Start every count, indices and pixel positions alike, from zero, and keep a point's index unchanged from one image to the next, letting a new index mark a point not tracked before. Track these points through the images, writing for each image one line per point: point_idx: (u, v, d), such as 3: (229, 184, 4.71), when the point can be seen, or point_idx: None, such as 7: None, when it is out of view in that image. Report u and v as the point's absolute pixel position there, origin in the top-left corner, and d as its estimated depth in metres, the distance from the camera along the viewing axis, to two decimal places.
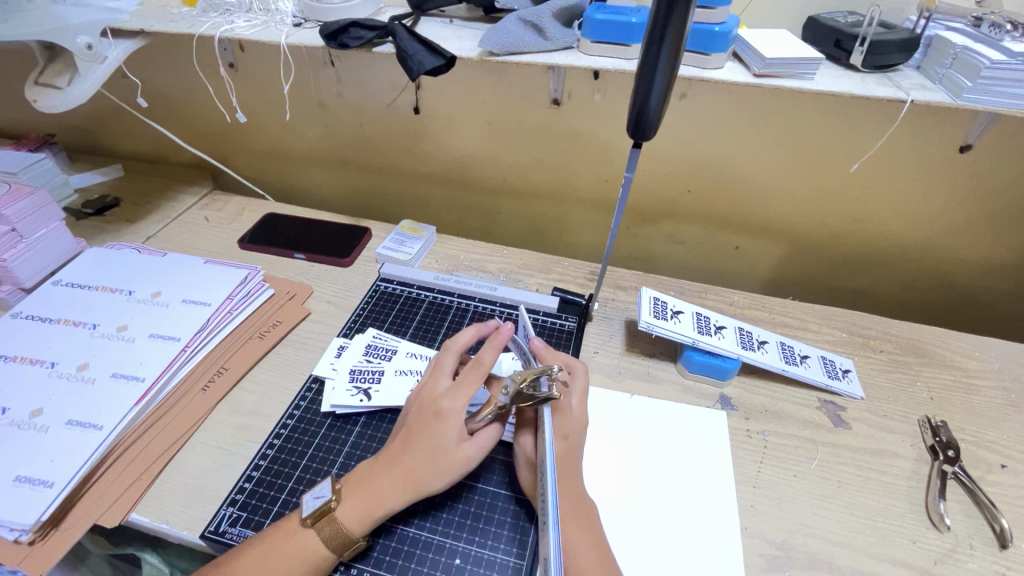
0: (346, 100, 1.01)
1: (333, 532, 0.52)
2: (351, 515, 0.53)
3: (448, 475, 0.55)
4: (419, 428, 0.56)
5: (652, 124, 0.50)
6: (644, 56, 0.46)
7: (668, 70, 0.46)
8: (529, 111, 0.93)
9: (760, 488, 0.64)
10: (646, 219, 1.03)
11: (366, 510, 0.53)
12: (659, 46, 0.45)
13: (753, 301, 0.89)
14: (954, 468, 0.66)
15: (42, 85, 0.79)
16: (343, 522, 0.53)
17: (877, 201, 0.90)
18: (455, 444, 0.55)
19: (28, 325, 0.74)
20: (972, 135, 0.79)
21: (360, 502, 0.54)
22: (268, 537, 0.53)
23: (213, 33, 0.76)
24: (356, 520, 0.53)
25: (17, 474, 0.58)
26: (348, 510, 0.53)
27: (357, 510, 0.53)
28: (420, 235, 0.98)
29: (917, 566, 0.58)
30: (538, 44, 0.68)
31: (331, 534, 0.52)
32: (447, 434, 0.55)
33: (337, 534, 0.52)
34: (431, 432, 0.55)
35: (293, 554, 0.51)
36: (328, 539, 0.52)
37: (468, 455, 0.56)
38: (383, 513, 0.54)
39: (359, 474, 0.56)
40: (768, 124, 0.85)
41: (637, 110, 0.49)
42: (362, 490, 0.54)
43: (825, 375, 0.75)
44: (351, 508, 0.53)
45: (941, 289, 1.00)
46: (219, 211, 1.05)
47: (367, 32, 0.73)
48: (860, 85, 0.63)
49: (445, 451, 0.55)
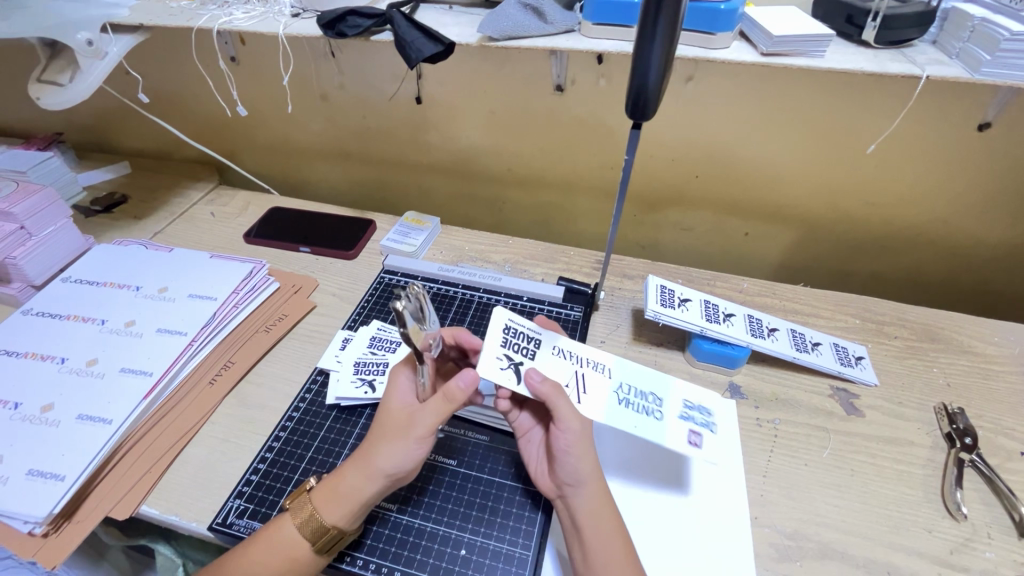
0: (347, 92, 1.00)
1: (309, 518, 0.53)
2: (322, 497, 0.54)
3: (395, 442, 0.53)
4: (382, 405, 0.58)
5: (651, 104, 0.49)
6: (639, 36, 0.44)
7: (665, 49, 0.45)
8: (532, 97, 0.92)
9: (771, 478, 0.63)
10: (653, 207, 1.01)
11: (333, 488, 0.53)
12: (654, 25, 0.43)
13: (763, 288, 0.88)
14: (972, 456, 0.64)
15: (44, 83, 0.80)
16: (320, 516, 0.52)
17: (891, 183, 0.88)
18: (401, 413, 0.55)
19: (40, 321, 0.75)
20: (991, 113, 0.76)
21: (329, 484, 0.54)
22: (255, 542, 0.52)
23: (212, 26, 0.75)
24: (326, 505, 0.53)
25: (30, 468, 0.59)
26: (321, 502, 0.53)
27: (327, 492, 0.54)
28: (424, 227, 0.97)
29: (933, 555, 0.57)
30: (538, 28, 0.67)
31: (305, 519, 0.53)
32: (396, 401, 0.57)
33: (310, 519, 0.53)
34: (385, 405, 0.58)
35: (273, 541, 0.52)
36: (304, 525, 0.52)
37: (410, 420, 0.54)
38: (349, 497, 0.53)
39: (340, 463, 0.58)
40: (778, 106, 0.83)
41: (635, 92, 0.48)
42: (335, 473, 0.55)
43: (838, 363, 0.74)
44: (323, 489, 0.54)
45: (959, 273, 0.97)
46: (225, 207, 1.05)
47: (366, 20, 0.72)
48: (872, 61, 0.61)
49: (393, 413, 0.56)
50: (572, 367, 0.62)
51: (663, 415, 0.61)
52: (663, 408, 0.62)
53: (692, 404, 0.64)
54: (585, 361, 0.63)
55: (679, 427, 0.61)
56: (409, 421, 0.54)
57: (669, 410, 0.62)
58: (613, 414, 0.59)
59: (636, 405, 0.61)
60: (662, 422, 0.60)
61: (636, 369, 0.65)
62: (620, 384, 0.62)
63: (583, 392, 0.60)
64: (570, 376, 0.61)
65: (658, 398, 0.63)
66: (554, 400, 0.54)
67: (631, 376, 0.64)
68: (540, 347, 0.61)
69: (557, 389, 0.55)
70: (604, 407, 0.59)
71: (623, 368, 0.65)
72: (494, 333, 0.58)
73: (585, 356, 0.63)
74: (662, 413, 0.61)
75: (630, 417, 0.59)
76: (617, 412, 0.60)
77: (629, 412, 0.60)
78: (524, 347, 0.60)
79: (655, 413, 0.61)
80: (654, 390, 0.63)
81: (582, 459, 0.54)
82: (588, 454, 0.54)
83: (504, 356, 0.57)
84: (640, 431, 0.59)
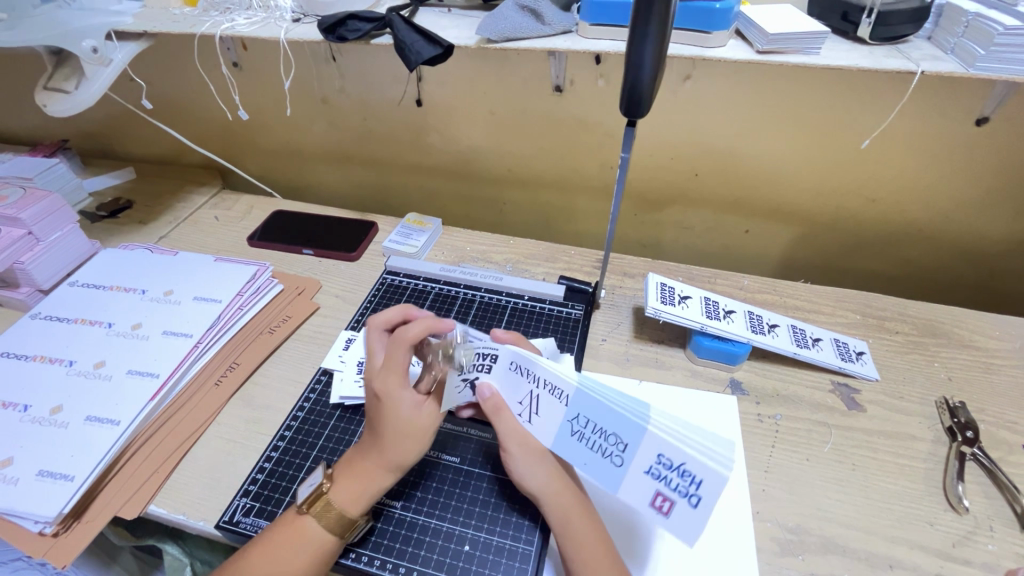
0: (349, 95, 1.01)
1: (333, 514, 0.54)
2: (345, 494, 0.55)
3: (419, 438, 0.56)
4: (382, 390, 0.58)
5: (645, 103, 0.49)
6: (631, 34, 0.45)
7: (658, 46, 0.45)
8: (532, 98, 0.92)
9: (773, 473, 0.64)
10: (653, 205, 1.02)
11: (359, 488, 0.55)
12: (645, 24, 0.44)
13: (763, 285, 0.88)
14: (973, 449, 0.64)
15: (51, 90, 0.81)
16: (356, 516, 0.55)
17: (890, 179, 0.88)
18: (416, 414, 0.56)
19: (48, 326, 0.76)
20: (989, 108, 0.76)
21: (352, 484, 0.55)
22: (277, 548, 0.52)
23: (214, 32, 0.76)
24: (357, 502, 0.55)
25: (40, 468, 0.60)
26: (347, 503, 0.54)
27: (350, 490, 0.55)
28: (426, 228, 0.98)
29: (935, 549, 0.57)
30: (536, 29, 0.67)
31: (331, 517, 0.54)
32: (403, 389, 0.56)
33: (337, 515, 0.54)
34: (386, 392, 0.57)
35: (296, 540, 0.53)
36: (330, 521, 0.54)
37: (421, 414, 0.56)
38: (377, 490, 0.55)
39: (347, 458, 0.58)
40: (775, 103, 0.83)
41: (629, 91, 0.49)
42: (351, 471, 0.56)
43: (839, 358, 0.74)
44: (345, 490, 0.55)
45: (961, 267, 0.97)
46: (229, 210, 1.07)
47: (365, 24, 0.73)
48: (868, 58, 0.62)
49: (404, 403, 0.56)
50: (526, 387, 0.53)
51: (624, 458, 0.47)
52: (625, 452, 0.46)
53: (670, 461, 0.44)
54: (541, 382, 0.51)
55: (641, 479, 0.46)
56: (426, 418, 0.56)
57: (631, 455, 0.46)
58: (563, 442, 0.51)
59: (591, 442, 0.49)
60: (622, 467, 0.47)
61: (605, 402, 0.48)
62: (578, 418, 0.50)
63: (535, 414, 0.53)
64: (526, 396, 0.53)
65: (621, 438, 0.47)
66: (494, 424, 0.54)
67: (588, 407, 0.49)
68: (498, 361, 0.54)
69: (500, 405, 0.54)
70: (555, 432, 0.51)
71: (585, 398, 0.49)
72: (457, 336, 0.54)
73: (541, 377, 0.51)
74: (621, 457, 0.47)
75: (582, 452, 0.50)
76: (567, 444, 0.51)
77: (582, 446, 0.50)
78: (483, 363, 0.55)
79: (614, 454, 0.47)
80: (617, 429, 0.47)
81: (540, 471, 0.54)
82: (542, 466, 0.54)
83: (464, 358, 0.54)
84: (590, 471, 0.49)
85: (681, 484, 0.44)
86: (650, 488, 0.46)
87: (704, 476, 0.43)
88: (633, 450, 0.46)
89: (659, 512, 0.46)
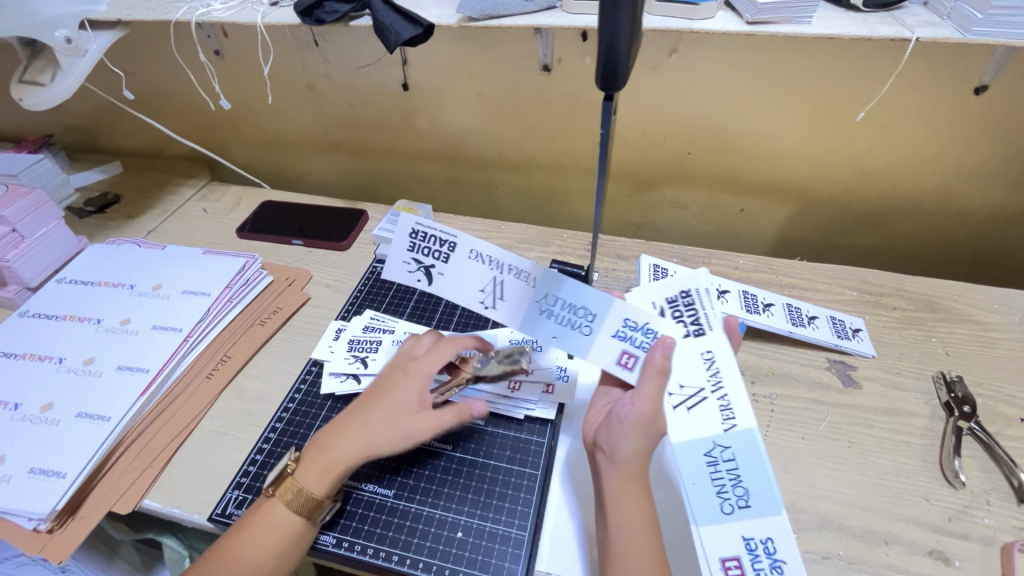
0: (334, 82, 0.99)
1: (298, 496, 0.53)
2: (311, 477, 0.53)
3: (385, 434, 0.54)
4: (377, 387, 0.57)
5: (623, 59, 0.46)
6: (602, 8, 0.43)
7: (630, 12, 0.43)
8: (520, 79, 0.90)
9: (768, 452, 0.63)
10: (647, 185, 1.00)
11: (324, 468, 0.54)
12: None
13: (759, 264, 0.87)
14: (970, 424, 0.63)
15: (26, 83, 0.79)
16: (315, 495, 0.53)
17: (887, 152, 0.86)
18: (391, 412, 0.55)
19: (36, 323, 0.76)
20: (989, 76, 0.74)
21: (317, 464, 0.54)
22: (247, 530, 0.52)
23: (190, 19, 0.74)
24: (315, 483, 0.53)
25: (32, 466, 0.60)
26: (313, 484, 0.53)
27: (315, 471, 0.54)
28: (416, 215, 0.96)
29: (931, 524, 0.57)
30: (518, 6, 0.66)
31: (295, 499, 0.53)
32: (396, 398, 0.55)
33: (300, 498, 0.53)
34: (377, 396, 0.56)
35: (263, 524, 0.52)
36: (294, 506, 0.53)
37: (421, 422, 0.55)
38: (340, 471, 0.54)
39: (319, 436, 0.56)
40: (769, 77, 0.81)
41: (605, 54, 0.46)
42: (317, 450, 0.55)
43: (835, 336, 0.73)
44: (312, 473, 0.54)
45: (960, 241, 0.96)
46: (217, 203, 1.05)
47: (343, 5, 0.71)
48: (861, 25, 0.60)
49: (395, 413, 0.55)
50: (489, 273, 0.52)
51: (738, 513, 0.50)
52: (743, 512, 0.50)
53: (635, 324, 0.51)
54: (508, 267, 0.51)
55: (735, 540, 0.49)
56: (399, 420, 0.54)
57: (749, 516, 0.49)
58: (687, 455, 0.52)
59: (560, 318, 0.52)
60: (590, 338, 0.52)
61: (760, 456, 0.50)
62: (726, 449, 0.51)
63: (689, 409, 0.53)
64: (694, 387, 0.53)
65: (749, 499, 0.50)
66: (650, 376, 0.50)
67: (565, 287, 0.51)
68: (456, 251, 0.52)
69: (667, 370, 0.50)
70: (690, 441, 0.52)
71: (556, 279, 0.50)
72: (399, 232, 0.53)
73: (507, 263, 0.51)
74: (737, 512, 0.50)
75: (700, 475, 0.51)
76: (691, 454, 0.52)
77: (706, 471, 0.51)
78: (438, 251, 0.53)
79: (730, 503, 0.50)
80: (752, 487, 0.50)
81: (632, 441, 0.49)
82: (638, 441, 0.49)
83: (412, 260, 0.54)
84: (694, 489, 0.51)
85: (643, 341, 0.51)
86: (615, 350, 0.52)
87: (713, 347, 0.54)
88: (600, 320, 0.52)
89: (623, 368, 0.52)
